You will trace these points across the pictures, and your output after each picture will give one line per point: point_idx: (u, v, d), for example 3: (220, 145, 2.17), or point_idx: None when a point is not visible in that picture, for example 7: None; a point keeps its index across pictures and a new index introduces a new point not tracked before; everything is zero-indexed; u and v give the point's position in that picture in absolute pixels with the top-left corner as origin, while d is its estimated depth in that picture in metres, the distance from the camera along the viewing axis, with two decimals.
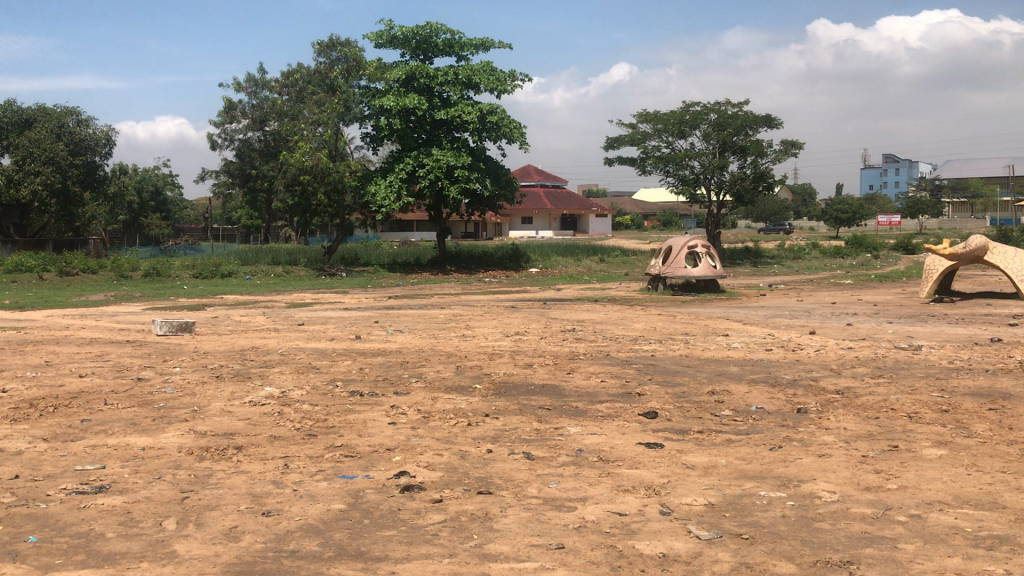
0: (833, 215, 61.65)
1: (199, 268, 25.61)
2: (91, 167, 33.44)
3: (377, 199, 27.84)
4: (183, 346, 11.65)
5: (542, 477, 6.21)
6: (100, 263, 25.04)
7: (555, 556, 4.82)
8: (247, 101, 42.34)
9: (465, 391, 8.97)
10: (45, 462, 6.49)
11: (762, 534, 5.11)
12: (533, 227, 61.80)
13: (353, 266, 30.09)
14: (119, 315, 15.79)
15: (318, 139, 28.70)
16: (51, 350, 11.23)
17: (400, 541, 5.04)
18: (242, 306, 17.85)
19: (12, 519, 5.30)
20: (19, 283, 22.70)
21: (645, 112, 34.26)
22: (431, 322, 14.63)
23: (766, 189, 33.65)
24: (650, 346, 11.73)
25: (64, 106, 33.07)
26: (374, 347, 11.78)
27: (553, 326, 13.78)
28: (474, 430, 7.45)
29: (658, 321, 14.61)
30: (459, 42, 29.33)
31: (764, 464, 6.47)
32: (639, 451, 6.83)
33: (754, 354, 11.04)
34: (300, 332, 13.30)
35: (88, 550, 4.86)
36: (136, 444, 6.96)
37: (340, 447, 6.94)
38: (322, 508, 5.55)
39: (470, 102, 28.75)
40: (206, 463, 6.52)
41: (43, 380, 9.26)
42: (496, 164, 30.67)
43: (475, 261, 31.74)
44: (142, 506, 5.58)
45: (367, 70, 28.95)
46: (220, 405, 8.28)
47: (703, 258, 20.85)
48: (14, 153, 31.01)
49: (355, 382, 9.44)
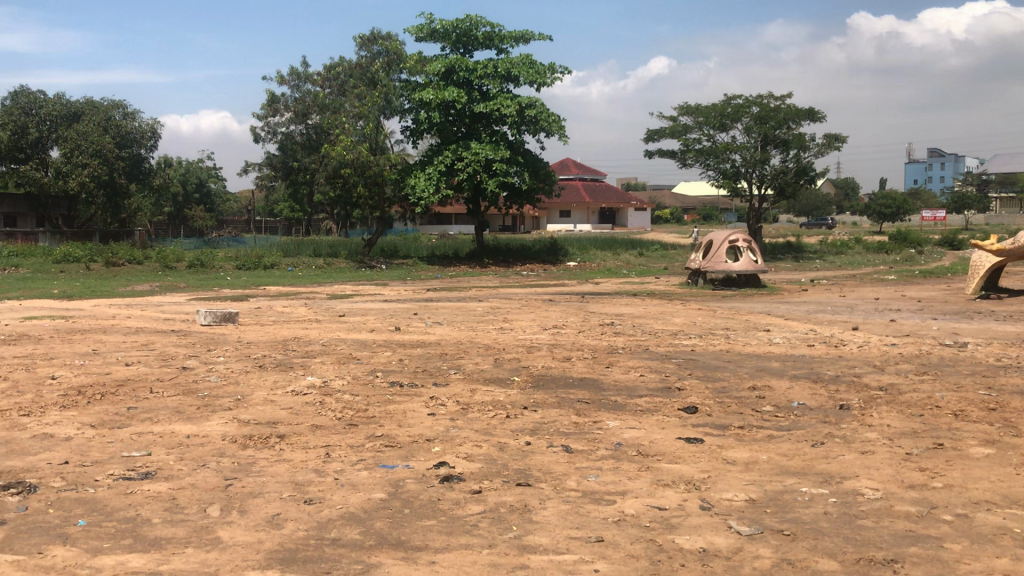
0: (876, 209, 60.87)
1: (242, 260, 25.89)
2: (137, 160, 33.86)
3: (416, 192, 27.94)
4: (227, 336, 11.83)
5: (581, 471, 6.20)
6: (145, 254, 25.45)
7: (595, 549, 4.82)
8: (290, 93, 42.72)
9: (504, 383, 8.99)
10: (93, 448, 6.62)
11: (804, 530, 5.07)
12: (572, 220, 61.96)
13: (394, 258, 30.17)
14: (165, 305, 16.04)
15: (358, 132, 28.75)
16: (98, 338, 11.44)
17: (440, 531, 5.07)
18: (284, 297, 18.12)
19: (62, 504, 5.42)
20: (67, 273, 23.16)
21: (686, 105, 33.99)
22: (469, 315, 14.68)
23: (808, 183, 33.20)
24: (690, 341, 11.66)
25: (110, 99, 33.50)
26: (412, 339, 11.85)
27: (592, 320, 13.75)
28: (512, 422, 7.47)
29: (698, 315, 14.54)
30: (499, 35, 29.29)
31: (806, 461, 6.41)
32: (680, 446, 6.81)
33: (795, 349, 10.92)
34: (340, 323, 13.42)
35: (135, 534, 4.96)
36: (182, 432, 7.07)
37: (381, 437, 7.00)
38: (362, 497, 5.61)
39: (510, 96, 28.68)
40: (250, 451, 6.61)
41: (91, 367, 9.46)
42: (535, 157, 30.59)
43: (513, 255, 31.68)
44: (187, 492, 5.67)
45: (408, 64, 29.01)
46: (263, 395, 8.37)
47: (744, 252, 20.62)
48: (63, 146, 31.74)
49: (395, 372, 9.51)
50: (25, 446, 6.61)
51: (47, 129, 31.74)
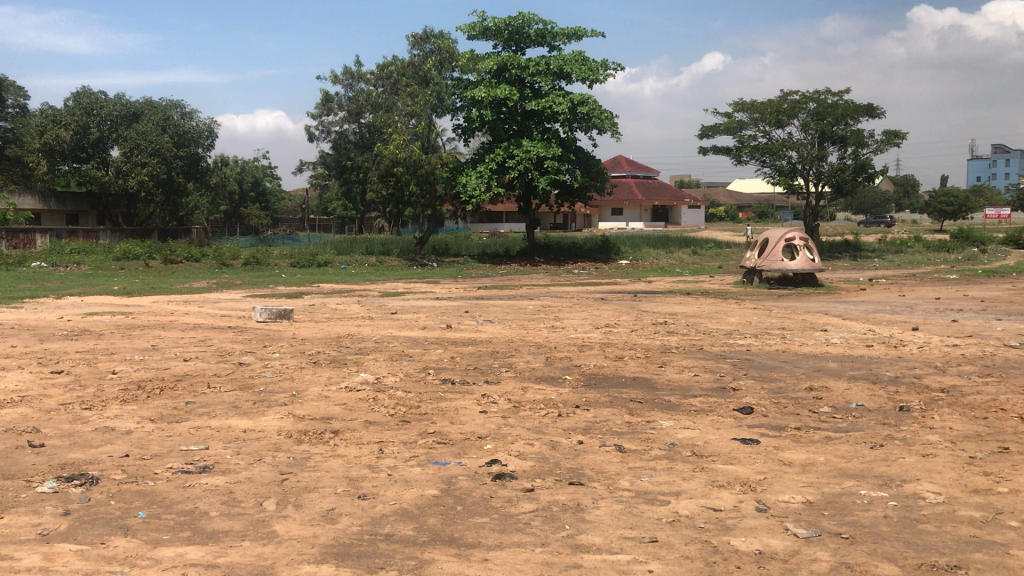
0: (937, 207, 59.53)
1: (296, 258, 26.23)
2: (194, 159, 34.61)
3: (468, 190, 28.04)
4: (282, 332, 11.98)
5: (634, 470, 6.15)
6: (202, 251, 25.92)
7: (649, 549, 4.77)
8: (344, 93, 43.13)
9: (556, 382, 8.96)
10: (152, 442, 6.74)
11: (863, 534, 4.97)
12: (624, 218, 61.67)
13: (445, 257, 30.31)
14: (221, 302, 16.32)
15: (410, 131, 28.94)
16: (157, 334, 11.66)
17: (492, 528, 5.07)
18: (337, 294, 18.29)
19: (123, 495, 5.53)
20: (128, 270, 23.68)
21: (741, 101, 33.59)
22: (521, 313, 14.69)
23: (866, 180, 32.57)
24: (745, 340, 11.51)
25: (169, 100, 34.32)
26: (464, 336, 11.89)
27: (645, 319, 13.65)
28: (565, 421, 7.44)
29: (753, 315, 14.36)
30: (551, 33, 29.23)
31: (865, 463, 6.28)
32: (735, 446, 6.72)
33: (853, 350, 10.72)
34: (392, 320, 13.52)
35: (193, 527, 5.04)
36: (238, 426, 7.17)
37: (433, 434, 7.02)
38: (416, 494, 5.63)
39: (562, 93, 28.61)
40: (304, 446, 6.68)
41: (150, 362, 9.64)
42: (587, 155, 30.50)
43: (565, 254, 31.59)
44: (244, 486, 5.74)
45: (460, 62, 29.11)
46: (318, 390, 8.46)
47: (800, 251, 20.31)
48: (123, 145, 32.43)
49: (446, 369, 9.54)
50: (87, 439, 6.76)
51: (108, 129, 32.43)
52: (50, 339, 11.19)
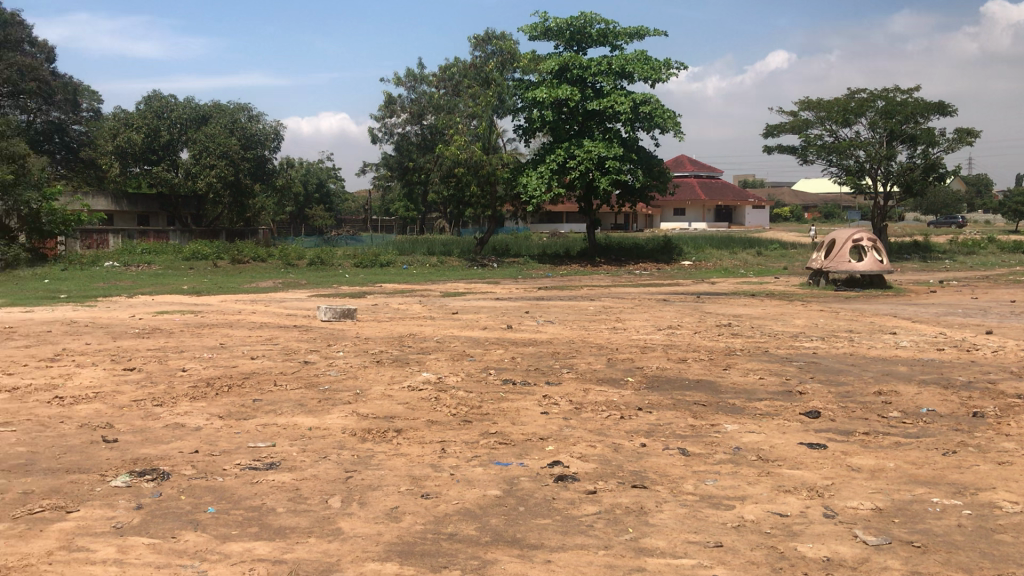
0: (1011, 207, 57.73)
1: (359, 258, 26.56)
2: (261, 161, 35.25)
3: (528, 190, 28.09)
4: (346, 331, 12.14)
5: (698, 474, 6.09)
6: (268, 251, 26.40)
7: (713, 554, 4.72)
8: (407, 95, 43.49)
9: (618, 384, 8.91)
10: (221, 438, 6.88)
11: (936, 542, 4.84)
12: (686, 219, 61.15)
13: (506, 257, 30.39)
14: (287, 301, 16.59)
15: (472, 132, 29.08)
16: (225, 333, 11.89)
17: (555, 530, 5.06)
18: (400, 294, 18.47)
19: (193, 490, 5.65)
20: (197, 269, 24.22)
21: (807, 100, 33.06)
22: (582, 314, 14.64)
23: (937, 180, 31.74)
24: (811, 343, 11.31)
25: (236, 103, 35.01)
26: (525, 337, 11.90)
27: (708, 321, 13.51)
28: (627, 423, 7.40)
29: (820, 317, 14.11)
30: (613, 32, 29.10)
31: (938, 470, 6.12)
32: (801, 451, 6.60)
33: (925, 354, 10.45)
34: (454, 320, 13.60)
35: (261, 523, 5.12)
36: (304, 424, 7.28)
37: (494, 434, 7.04)
38: (478, 494, 5.65)
39: (624, 93, 28.45)
40: (368, 445, 6.75)
41: (218, 360, 9.84)
42: (649, 154, 30.29)
43: (626, 254, 31.43)
44: (310, 483, 5.83)
45: (521, 63, 29.15)
46: (381, 389, 8.55)
47: (869, 252, 19.89)
48: (192, 148, 33.20)
49: (507, 370, 9.55)
50: (159, 435, 6.94)
51: (178, 132, 33.22)
52: (123, 336, 11.49)
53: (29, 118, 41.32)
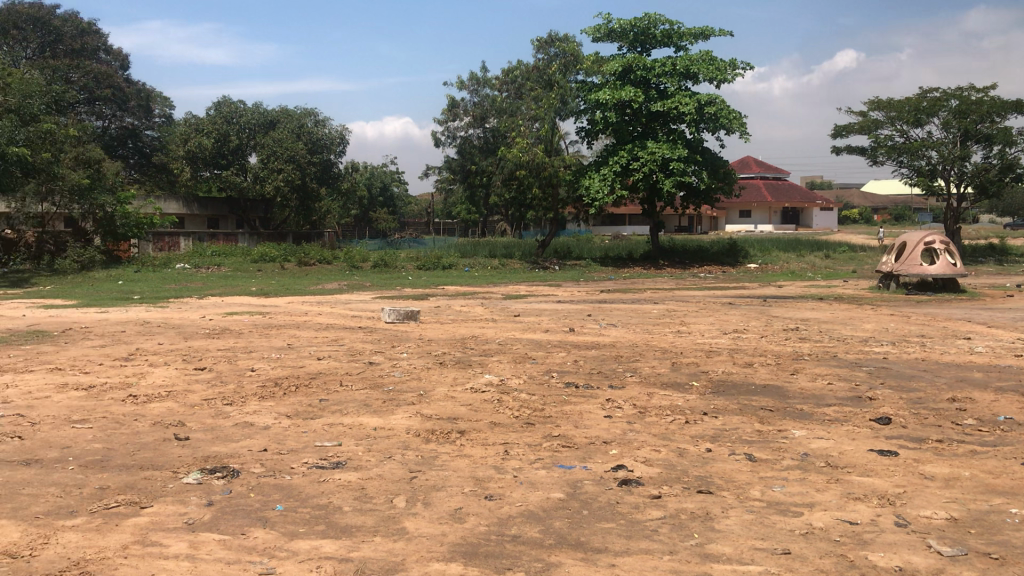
0: None
1: (422, 260, 26.78)
2: (327, 165, 35.79)
3: (591, 193, 28.04)
4: (409, 333, 12.24)
5: (765, 480, 6.00)
6: (333, 254, 26.78)
7: (781, 561, 4.64)
8: (470, 98, 43.73)
9: (683, 389, 8.81)
10: (289, 437, 7.00)
11: (1014, 555, 4.69)
12: (752, 221, 60.39)
13: (567, 259, 30.36)
14: (352, 303, 16.82)
15: (534, 134, 29.12)
16: (292, 334, 12.09)
17: (620, 534, 5.03)
18: (463, 296, 18.59)
19: (262, 488, 5.76)
20: (264, 271, 24.72)
21: (877, 100, 32.39)
22: (646, 317, 14.54)
23: (1014, 181, 30.81)
24: (882, 348, 11.06)
25: (303, 108, 35.62)
26: (587, 340, 11.86)
27: (774, 325, 13.31)
28: (692, 428, 7.32)
29: (891, 321, 13.80)
30: (677, 33, 28.87)
31: (1016, 480, 5.93)
32: (872, 458, 6.46)
33: (1002, 360, 10.13)
34: (516, 323, 13.63)
35: (327, 521, 5.19)
36: (369, 424, 7.36)
37: (558, 437, 7.03)
38: (542, 496, 5.65)
39: (688, 94, 28.20)
40: (432, 445, 6.80)
41: (286, 361, 10.01)
42: (714, 156, 29.96)
43: (690, 257, 31.12)
44: (375, 483, 5.90)
45: (584, 65, 29.09)
46: (444, 390, 8.60)
47: (941, 255, 19.34)
48: (260, 152, 33.90)
49: (570, 373, 9.53)
50: (229, 433, 7.08)
51: (246, 136, 33.94)
52: (194, 336, 11.78)
53: (105, 124, 42.63)
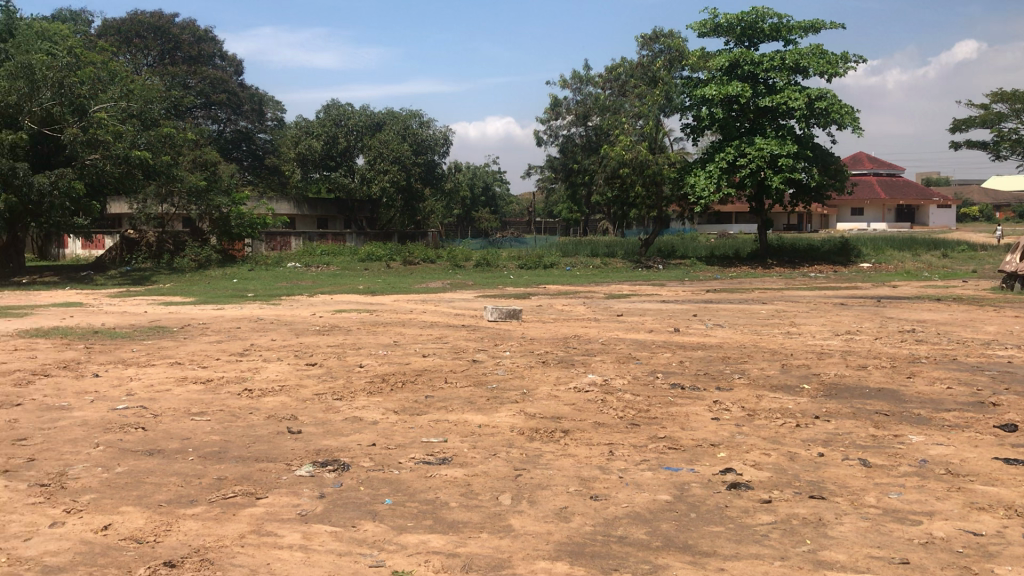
0: None
1: (524, 260, 26.90)
2: (431, 165, 36.33)
3: (696, 191, 27.64)
4: (512, 332, 12.32)
5: (880, 487, 5.79)
6: (437, 253, 27.17)
7: (898, 571, 4.47)
8: (572, 97, 43.67)
9: (793, 391, 8.59)
10: (396, 432, 7.13)
11: None
12: (864, 219, 58.43)
13: (671, 258, 29.99)
14: (456, 302, 17.01)
15: (638, 132, 28.88)
16: (398, 331, 12.32)
17: (729, 538, 4.94)
18: (565, 295, 18.57)
19: (371, 482, 5.88)
20: (370, 270, 25.25)
21: (1000, 92, 30.91)
22: (754, 318, 14.24)
23: None
24: (1007, 352, 10.55)
25: (408, 110, 36.21)
26: (693, 340, 11.70)
27: (889, 327, 12.84)
28: (803, 432, 7.13)
29: (1017, 324, 13.14)
30: (787, 26, 28.17)
31: None
32: (996, 467, 6.16)
33: None
34: (619, 322, 13.54)
35: (434, 516, 5.26)
36: (474, 421, 7.43)
37: (663, 439, 6.95)
38: (648, 498, 5.59)
39: (797, 88, 27.48)
40: (536, 444, 6.81)
41: (392, 357, 10.20)
42: (825, 152, 29.13)
43: (799, 257, 30.32)
44: (481, 479, 5.94)
45: (690, 60, 28.71)
46: (547, 389, 8.61)
47: None
48: (367, 154, 34.58)
49: (676, 374, 9.41)
50: (339, 427, 7.26)
51: (353, 139, 34.73)
52: (305, 333, 12.11)
53: (220, 127, 44.31)
